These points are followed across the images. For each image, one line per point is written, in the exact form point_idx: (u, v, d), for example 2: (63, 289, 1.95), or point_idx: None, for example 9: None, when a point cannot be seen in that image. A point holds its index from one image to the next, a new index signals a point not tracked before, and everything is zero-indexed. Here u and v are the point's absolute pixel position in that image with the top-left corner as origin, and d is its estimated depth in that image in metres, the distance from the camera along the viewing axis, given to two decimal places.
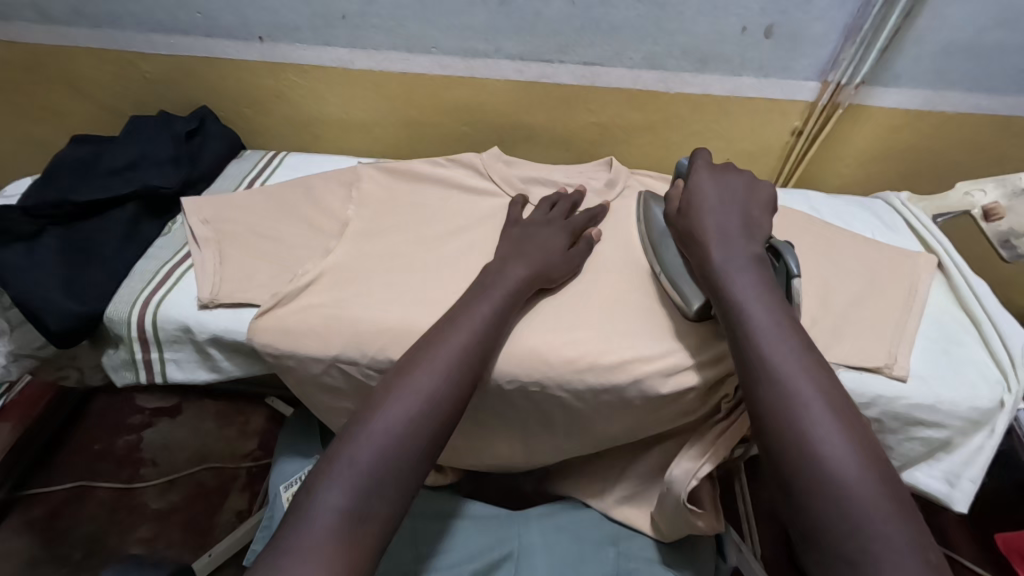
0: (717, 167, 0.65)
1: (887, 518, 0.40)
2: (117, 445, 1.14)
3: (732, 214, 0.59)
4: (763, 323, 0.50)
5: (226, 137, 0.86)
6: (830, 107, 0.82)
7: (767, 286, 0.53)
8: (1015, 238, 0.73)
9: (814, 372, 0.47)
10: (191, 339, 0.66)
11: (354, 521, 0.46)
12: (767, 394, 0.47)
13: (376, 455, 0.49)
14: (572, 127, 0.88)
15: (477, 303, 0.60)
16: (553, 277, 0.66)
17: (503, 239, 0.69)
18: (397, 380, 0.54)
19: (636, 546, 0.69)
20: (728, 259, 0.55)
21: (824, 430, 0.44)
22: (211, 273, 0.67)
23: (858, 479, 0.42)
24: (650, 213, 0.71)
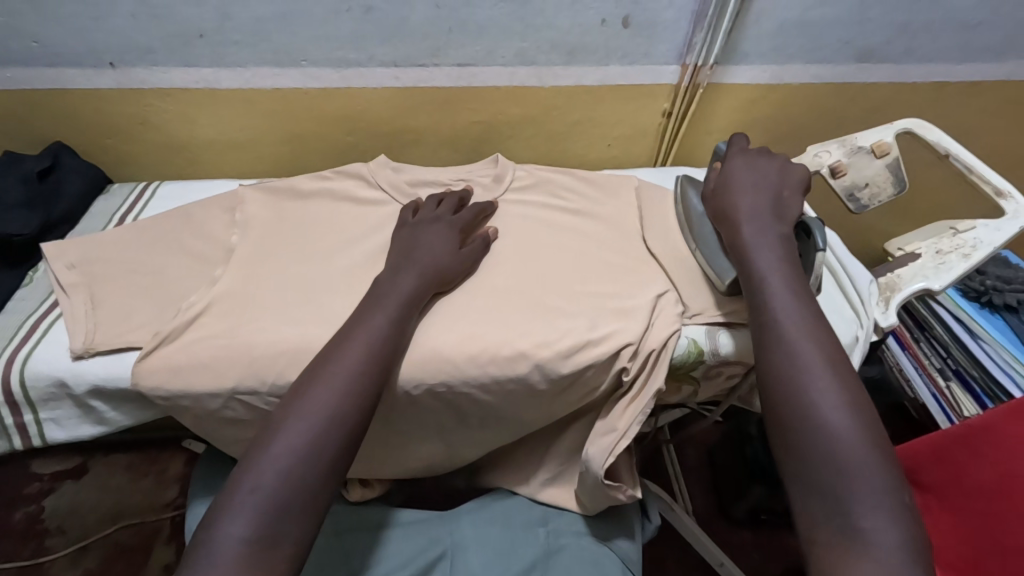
0: (751, 150, 0.72)
1: (870, 461, 0.45)
2: (16, 520, 1.04)
3: (762, 193, 0.66)
4: (779, 289, 0.57)
5: (88, 173, 0.80)
6: (692, 87, 0.88)
7: (790, 268, 0.59)
8: (858, 191, 0.81)
9: (818, 332, 0.53)
10: (68, 394, 0.61)
11: (261, 551, 0.46)
12: (773, 349, 0.53)
13: (278, 482, 0.48)
14: (457, 128, 0.89)
15: (374, 313, 0.60)
16: (449, 278, 0.67)
17: (394, 241, 0.70)
18: (295, 403, 0.53)
19: (565, 523, 0.72)
20: (752, 234, 0.62)
21: (818, 381, 0.50)
22: (83, 321, 0.63)
23: (843, 429, 0.47)
24: (688, 198, 0.76)
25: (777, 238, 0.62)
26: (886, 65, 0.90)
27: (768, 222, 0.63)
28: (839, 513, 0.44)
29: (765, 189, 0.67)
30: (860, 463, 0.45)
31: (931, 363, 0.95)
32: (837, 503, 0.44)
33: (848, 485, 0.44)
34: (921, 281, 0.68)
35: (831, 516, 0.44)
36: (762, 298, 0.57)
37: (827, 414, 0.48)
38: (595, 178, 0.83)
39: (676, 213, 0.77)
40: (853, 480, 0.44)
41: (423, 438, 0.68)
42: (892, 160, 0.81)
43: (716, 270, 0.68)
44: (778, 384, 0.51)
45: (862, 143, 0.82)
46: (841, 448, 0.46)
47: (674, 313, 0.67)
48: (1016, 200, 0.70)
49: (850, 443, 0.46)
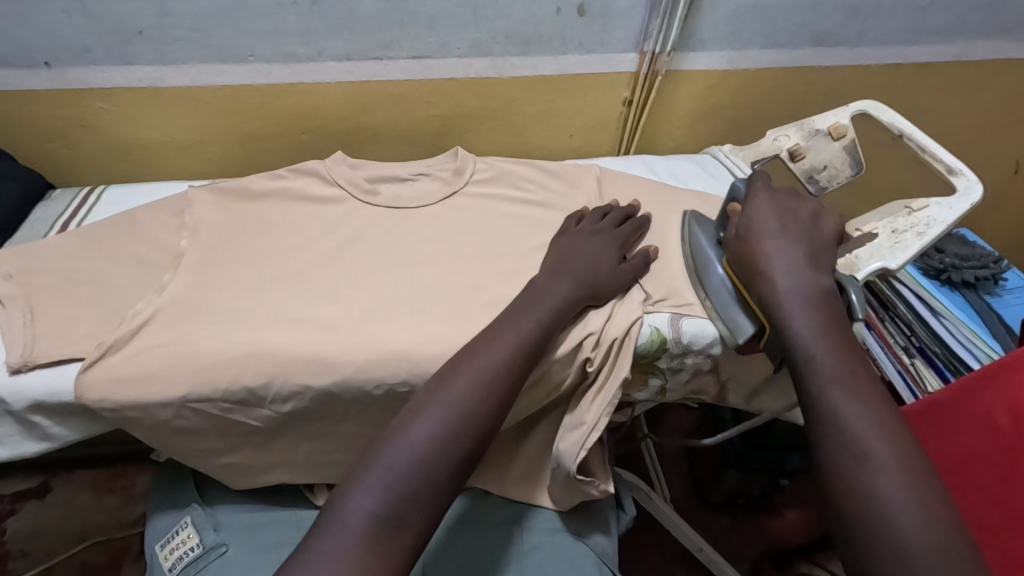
0: (776, 191, 0.69)
1: (960, 574, 0.42)
2: None
3: (793, 242, 0.63)
4: (828, 362, 0.54)
5: (27, 179, 0.77)
6: (650, 75, 0.87)
7: (838, 336, 0.56)
8: (816, 174, 0.82)
9: (884, 416, 0.50)
10: (7, 411, 0.58)
11: (388, 529, 0.47)
12: (833, 437, 0.50)
13: (412, 463, 0.49)
14: (415, 122, 0.88)
15: (530, 308, 0.61)
16: (598, 294, 0.65)
17: (550, 250, 0.69)
18: (438, 387, 0.54)
19: (537, 519, 0.71)
20: (788, 295, 0.59)
21: (887, 474, 0.47)
22: (21, 333, 0.60)
23: (923, 533, 0.44)
24: (696, 238, 0.71)
25: (818, 300, 0.59)
26: (841, 49, 0.91)
27: (806, 279, 0.60)
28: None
29: (796, 238, 0.64)
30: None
31: (895, 342, 0.94)
32: None
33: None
34: (878, 261, 0.68)
35: None
36: (816, 377, 0.53)
37: (903, 516, 0.45)
38: (557, 169, 0.82)
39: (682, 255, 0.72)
40: None
41: None
42: (850, 142, 0.81)
43: (734, 324, 0.64)
44: (842, 478, 0.48)
45: (820, 125, 0.82)
46: (923, 564, 0.43)
47: (636, 300, 0.66)
48: (968, 177, 0.71)
49: (932, 549, 0.43)
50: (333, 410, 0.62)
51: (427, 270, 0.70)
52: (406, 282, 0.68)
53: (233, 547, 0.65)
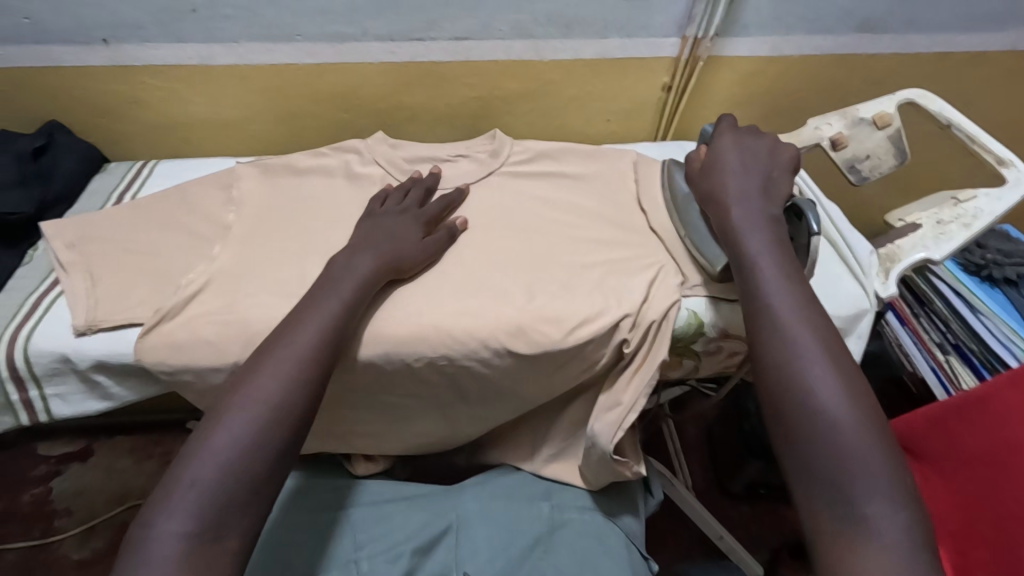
0: (740, 131, 0.70)
1: (872, 449, 0.46)
2: (24, 501, 1.17)
3: (752, 175, 0.65)
4: (769, 270, 0.56)
5: (84, 152, 0.80)
6: (692, 60, 0.87)
7: (778, 244, 0.59)
8: (859, 163, 0.81)
9: (815, 321, 0.52)
10: (73, 369, 0.61)
11: (201, 541, 0.46)
12: (767, 336, 0.52)
13: (218, 471, 0.48)
14: (454, 104, 0.89)
15: (325, 300, 0.58)
16: (403, 268, 0.65)
17: (358, 231, 0.68)
18: (238, 389, 0.52)
19: (569, 496, 0.73)
20: (742, 216, 0.61)
21: (817, 368, 0.50)
22: (84, 298, 0.63)
23: (847, 422, 0.47)
24: (674, 180, 0.75)
25: (767, 220, 0.61)
26: (887, 37, 0.89)
27: (759, 203, 0.62)
28: (846, 512, 0.44)
29: (754, 168, 0.66)
30: (859, 453, 0.46)
31: (930, 338, 0.95)
32: (842, 495, 0.45)
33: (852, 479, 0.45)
34: (922, 252, 0.67)
35: (835, 508, 0.45)
36: (757, 286, 0.56)
37: (829, 405, 0.48)
38: (595, 153, 0.83)
39: (664, 200, 0.76)
40: (855, 472, 0.45)
41: (425, 411, 0.69)
42: (894, 132, 0.80)
43: (708, 254, 0.66)
44: (774, 373, 0.51)
45: (864, 114, 0.81)
46: (841, 442, 0.46)
47: (673, 283, 0.67)
48: (1018, 167, 0.69)
49: (850, 431, 0.47)
50: (371, 377, 0.64)
51: (465, 249, 0.71)
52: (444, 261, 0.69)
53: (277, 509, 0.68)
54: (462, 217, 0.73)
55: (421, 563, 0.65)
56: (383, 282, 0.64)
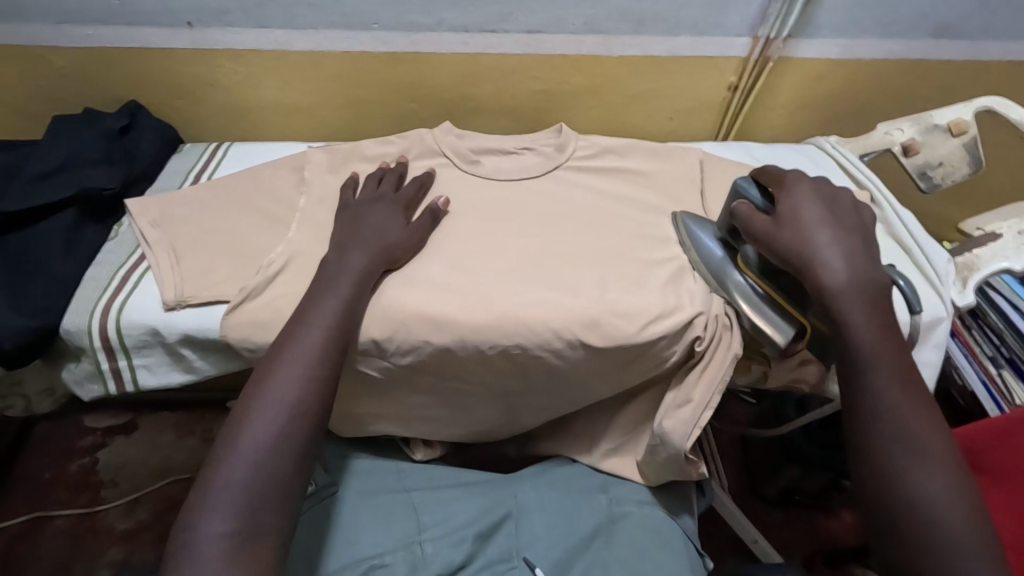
0: (812, 180, 0.64)
1: (992, 564, 0.45)
2: (72, 470, 1.21)
3: (845, 236, 0.58)
4: (886, 369, 0.52)
5: (163, 132, 0.82)
6: (761, 60, 0.86)
7: (884, 321, 0.54)
8: (930, 170, 0.81)
9: (927, 418, 0.50)
10: (160, 342, 0.63)
11: (244, 542, 0.46)
12: (891, 456, 0.49)
13: (251, 471, 0.49)
14: (519, 96, 0.89)
15: (325, 297, 0.60)
16: (396, 258, 0.66)
17: (337, 225, 0.68)
18: (257, 392, 0.53)
19: (625, 490, 0.73)
20: (846, 293, 0.55)
21: (943, 491, 0.47)
22: (170, 274, 0.65)
23: (966, 532, 0.46)
24: (699, 241, 0.69)
25: (872, 292, 0.55)
26: (962, 42, 0.88)
27: (862, 271, 0.56)
28: None
29: (845, 226, 0.60)
30: (981, 569, 0.45)
31: (982, 350, 0.85)
32: None
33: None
34: (1001, 260, 0.69)
35: None
36: (868, 374, 0.52)
37: (956, 531, 0.46)
38: (661, 149, 0.82)
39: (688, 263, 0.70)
40: None
41: (489, 400, 0.69)
42: (970, 139, 0.79)
43: (776, 325, 0.61)
44: (899, 500, 0.48)
45: (939, 121, 0.80)
46: (961, 556, 0.45)
47: None
48: None
49: (969, 545, 0.46)
50: (442, 361, 0.64)
51: (534, 241, 0.71)
52: (514, 252, 0.70)
53: (342, 490, 0.69)
54: (444, 197, 0.74)
55: (481, 547, 0.65)
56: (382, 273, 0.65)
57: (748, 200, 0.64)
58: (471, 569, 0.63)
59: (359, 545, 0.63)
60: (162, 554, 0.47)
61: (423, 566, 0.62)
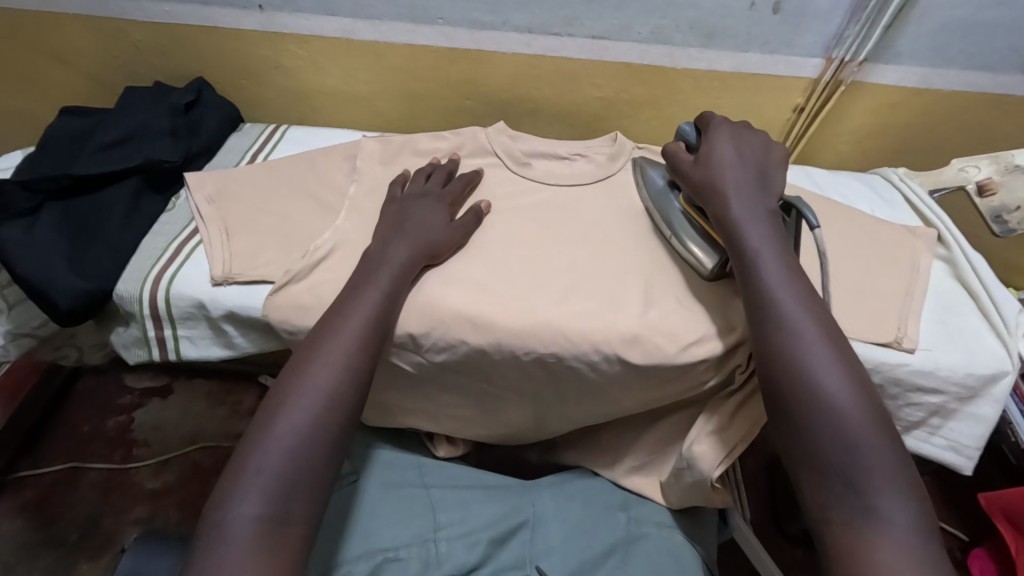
0: (734, 126, 0.69)
1: (875, 436, 0.47)
2: (109, 426, 1.26)
3: (748, 171, 0.64)
4: (773, 270, 0.56)
5: (226, 110, 0.84)
6: (832, 83, 0.83)
7: (774, 234, 0.60)
8: (1006, 214, 0.77)
9: (814, 311, 0.54)
10: (205, 315, 0.65)
11: (274, 526, 0.47)
12: (780, 348, 0.52)
13: (285, 459, 0.49)
14: (576, 101, 0.88)
15: (364, 290, 0.59)
16: (437, 253, 0.65)
17: (382, 216, 0.68)
18: (294, 379, 0.54)
19: (647, 512, 0.71)
20: (740, 209, 0.61)
21: (822, 359, 0.51)
22: (220, 250, 0.66)
23: (849, 406, 0.48)
24: (648, 177, 0.75)
25: (766, 215, 0.61)
26: None
27: (759, 200, 0.62)
28: (854, 492, 0.45)
29: (749, 165, 0.65)
30: (859, 433, 0.47)
31: None
32: (852, 482, 0.46)
33: (870, 484, 0.45)
34: None
35: (840, 491, 0.46)
36: (759, 278, 0.56)
37: (842, 411, 0.48)
38: None
39: (642, 204, 0.75)
40: (860, 457, 0.46)
41: (517, 405, 0.68)
42: None
43: (695, 255, 0.66)
44: (790, 382, 0.51)
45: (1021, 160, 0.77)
46: (845, 427, 0.47)
47: None
48: None
49: (853, 415, 0.48)
50: (476, 362, 0.63)
51: (579, 249, 0.70)
52: (558, 258, 0.69)
53: (364, 478, 0.70)
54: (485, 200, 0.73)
55: (495, 552, 0.64)
56: (420, 268, 0.64)
57: (682, 140, 0.70)
58: (482, 573, 0.62)
59: (374, 534, 0.63)
60: (195, 530, 0.48)
61: (436, 565, 0.61)
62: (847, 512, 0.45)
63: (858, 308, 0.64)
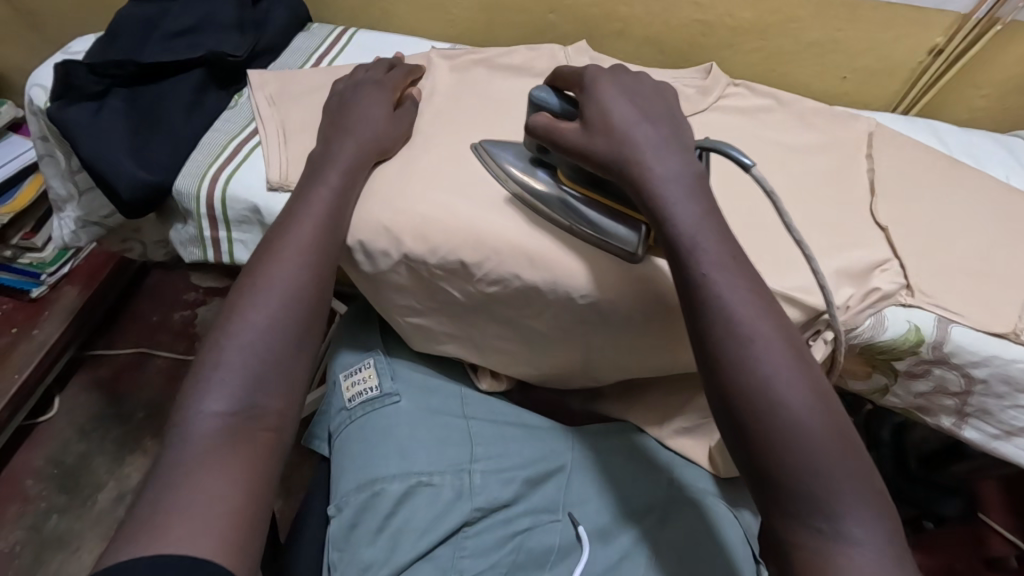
0: (612, 73, 0.55)
1: (840, 453, 0.41)
2: (174, 318, 1.33)
3: (655, 123, 0.51)
4: (708, 248, 0.46)
5: (296, 7, 0.80)
6: (986, 21, 0.70)
7: (704, 200, 0.49)
8: None
9: (758, 301, 0.45)
10: (259, 221, 0.63)
11: (243, 415, 0.47)
12: (727, 359, 0.44)
13: (249, 353, 0.50)
14: (671, 24, 0.78)
15: (315, 186, 0.58)
16: (386, 147, 0.62)
17: (324, 115, 0.65)
18: (251, 279, 0.53)
19: (692, 476, 0.67)
20: (664, 178, 0.49)
21: (776, 365, 0.43)
22: (278, 153, 0.63)
23: (808, 417, 0.42)
24: (499, 158, 0.61)
25: (691, 175, 0.49)
26: None
27: (680, 159, 0.50)
28: (824, 518, 0.40)
29: (655, 116, 0.52)
30: (823, 449, 0.41)
31: None
32: (821, 506, 0.40)
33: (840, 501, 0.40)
34: None
35: (809, 517, 0.40)
36: (694, 264, 0.46)
37: (804, 424, 0.41)
38: (824, 110, 0.70)
39: (508, 195, 0.60)
40: (828, 477, 0.41)
41: (565, 349, 0.64)
42: None
43: (620, 238, 0.56)
44: (741, 396, 0.43)
45: None
46: (807, 445, 0.41)
47: (892, 286, 0.55)
48: None
49: (813, 427, 0.42)
50: (527, 299, 0.59)
51: None
52: None
53: (404, 400, 0.68)
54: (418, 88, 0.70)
55: (529, 492, 0.63)
56: (370, 168, 0.61)
57: (547, 113, 0.55)
58: (514, 510, 0.61)
59: (408, 460, 0.62)
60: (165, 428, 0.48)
61: (469, 495, 0.61)
62: (810, 531, 0.40)
63: (972, 291, 0.55)
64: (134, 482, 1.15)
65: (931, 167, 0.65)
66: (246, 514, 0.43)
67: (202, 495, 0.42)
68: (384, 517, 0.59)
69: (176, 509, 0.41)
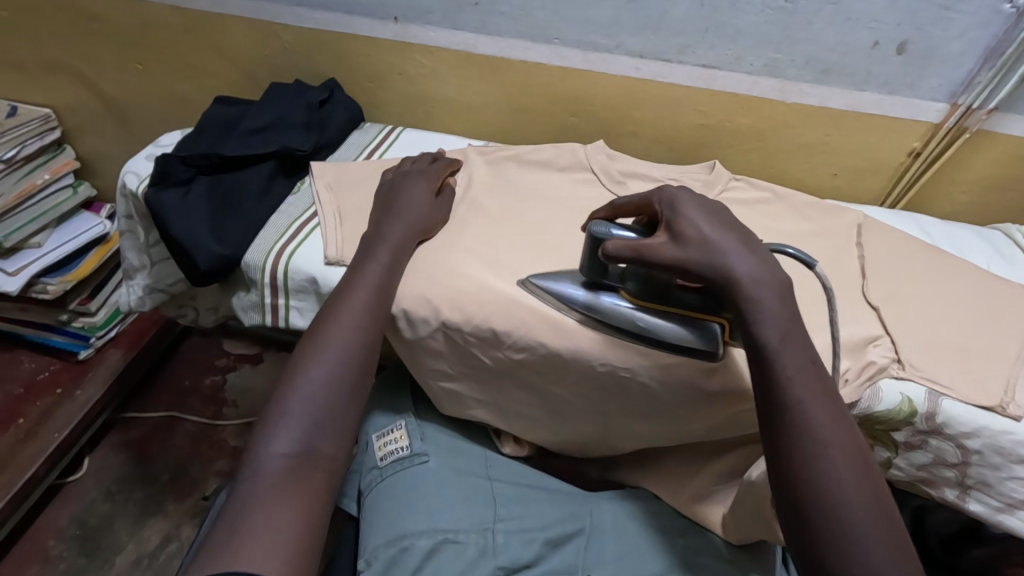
0: (670, 188, 0.58)
1: (888, 552, 0.46)
2: (205, 383, 1.40)
3: (732, 230, 0.54)
4: (800, 377, 0.51)
5: (353, 109, 0.93)
6: (956, 130, 0.79)
7: (791, 317, 0.53)
8: None
9: (833, 410, 0.50)
10: (316, 290, 0.71)
11: (301, 463, 0.53)
12: (804, 457, 0.49)
13: (309, 409, 0.56)
14: (678, 126, 0.89)
15: (368, 263, 0.66)
16: (428, 229, 0.71)
17: (373, 198, 0.75)
18: (312, 344, 0.60)
19: (705, 543, 0.69)
20: (751, 284, 0.52)
21: (845, 471, 0.48)
22: (334, 233, 0.72)
23: (866, 517, 0.47)
24: (552, 285, 0.65)
25: (776, 286, 0.52)
26: None
27: (769, 266, 0.53)
28: None
29: (733, 223, 0.55)
30: (879, 547, 0.46)
31: None
32: None
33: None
34: None
35: None
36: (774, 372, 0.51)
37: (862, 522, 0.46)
38: (816, 202, 0.78)
39: (577, 319, 0.64)
40: (880, 574, 0.45)
41: (584, 414, 0.69)
42: None
43: (694, 339, 0.60)
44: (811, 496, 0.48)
45: None
46: (861, 540, 0.46)
47: (883, 361, 0.60)
48: None
49: (871, 528, 0.46)
50: (551, 364, 0.65)
51: None
52: None
53: (432, 459, 0.73)
54: (452, 178, 0.80)
55: (549, 553, 0.65)
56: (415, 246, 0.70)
57: (610, 240, 0.57)
58: (534, 571, 0.64)
59: (438, 516, 0.66)
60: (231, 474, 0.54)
61: (493, 553, 0.63)
62: None
63: (960, 366, 0.61)
64: (153, 545, 1.16)
65: (916, 255, 0.72)
66: (301, 548, 0.48)
67: (266, 532, 0.47)
68: (414, 569, 0.61)
69: (243, 542, 0.46)
